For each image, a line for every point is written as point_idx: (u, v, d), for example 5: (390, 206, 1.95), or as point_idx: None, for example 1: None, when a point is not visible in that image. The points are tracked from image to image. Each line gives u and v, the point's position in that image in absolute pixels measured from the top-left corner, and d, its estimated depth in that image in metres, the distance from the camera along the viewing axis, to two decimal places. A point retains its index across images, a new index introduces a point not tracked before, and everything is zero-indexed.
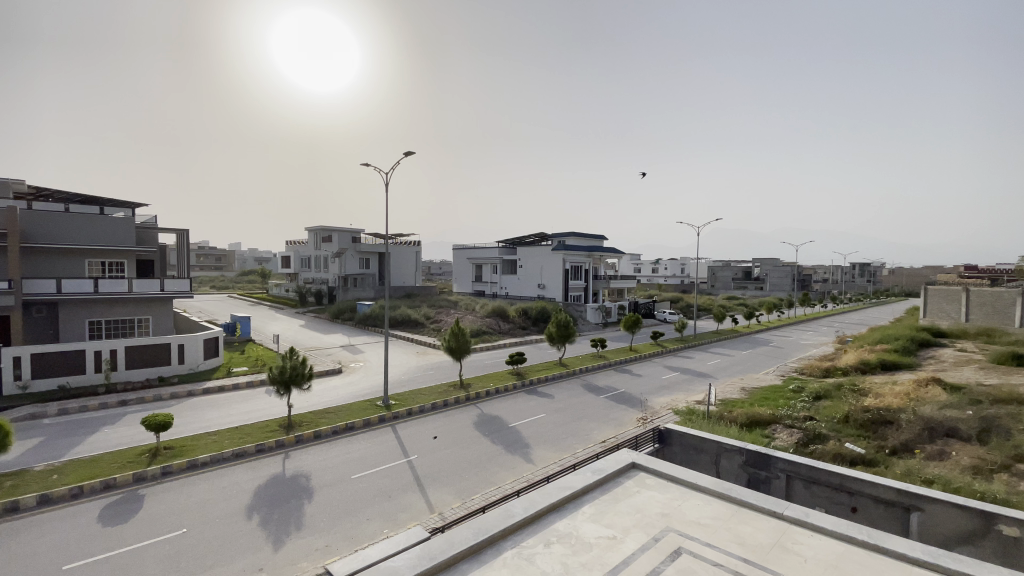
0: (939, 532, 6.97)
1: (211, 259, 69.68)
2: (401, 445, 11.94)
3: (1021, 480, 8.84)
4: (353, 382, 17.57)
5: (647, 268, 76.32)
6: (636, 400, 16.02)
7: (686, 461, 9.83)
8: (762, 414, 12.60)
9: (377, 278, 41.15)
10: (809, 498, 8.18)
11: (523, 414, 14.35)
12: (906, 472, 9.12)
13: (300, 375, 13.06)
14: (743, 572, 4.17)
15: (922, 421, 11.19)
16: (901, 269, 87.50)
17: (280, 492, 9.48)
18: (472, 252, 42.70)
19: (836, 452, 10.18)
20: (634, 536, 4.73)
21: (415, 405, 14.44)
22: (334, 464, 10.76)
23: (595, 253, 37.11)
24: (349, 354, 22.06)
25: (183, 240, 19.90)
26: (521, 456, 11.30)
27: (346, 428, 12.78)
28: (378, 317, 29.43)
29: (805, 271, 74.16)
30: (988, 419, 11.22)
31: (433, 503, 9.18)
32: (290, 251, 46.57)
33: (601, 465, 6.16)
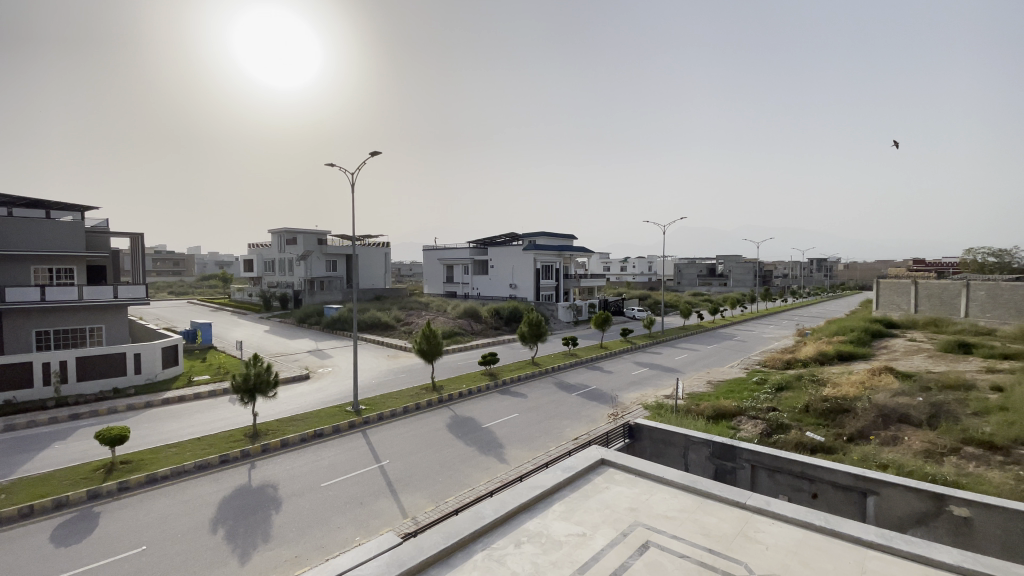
0: (893, 514, 7.30)
1: (169, 264, 67.17)
2: (373, 450, 11.71)
3: (968, 462, 9.35)
4: (322, 387, 17.20)
5: (616, 266, 77.48)
6: (607, 396, 16.21)
7: (655, 454, 10.01)
8: (728, 406, 12.92)
9: (345, 281, 40.39)
10: (772, 486, 8.44)
11: (496, 414, 14.31)
12: (862, 457, 9.52)
13: (265, 382, 12.64)
14: (709, 563, 4.23)
15: (876, 408, 11.71)
16: (856, 265, 91.59)
17: (247, 503, 9.16)
18: (442, 253, 42.35)
19: (798, 440, 10.53)
20: (603, 532, 4.76)
21: (386, 409, 14.19)
22: (303, 473, 10.46)
23: (565, 253, 37.37)
24: (317, 359, 21.57)
25: (137, 245, 19.04)
26: (494, 457, 11.25)
27: (314, 435, 12.46)
28: (347, 320, 28.86)
29: (766, 267, 76.78)
30: (937, 404, 11.83)
31: (406, 508, 9.03)
32: (253, 255, 45.18)
33: (571, 462, 6.19)
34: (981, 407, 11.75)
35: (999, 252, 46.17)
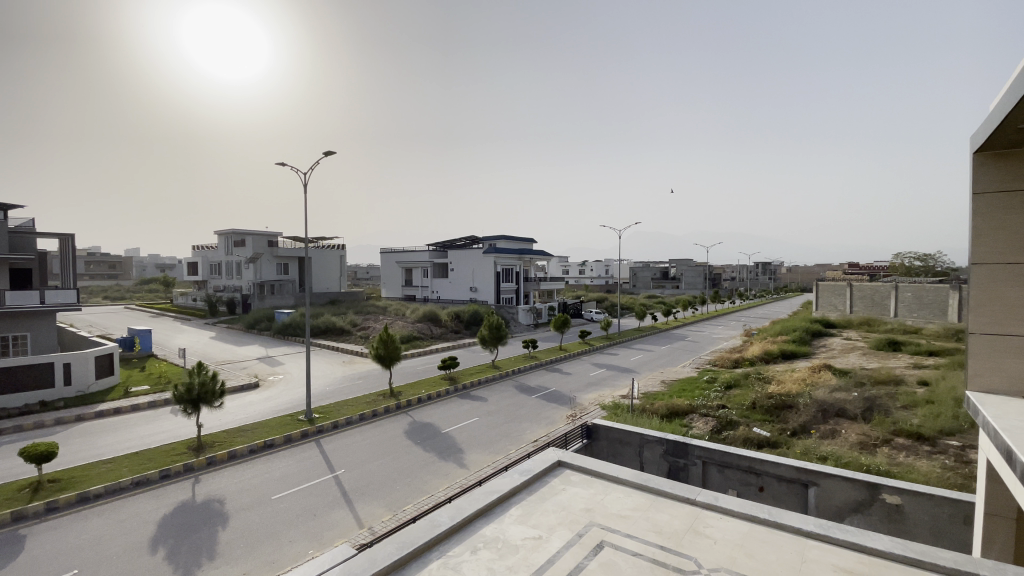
0: (832, 503, 7.71)
1: (103, 267, 62.69)
2: (326, 460, 11.32)
3: (898, 452, 10.03)
4: (273, 396, 16.50)
5: (575, 269, 78.53)
6: (566, 398, 16.38)
7: (612, 454, 10.21)
8: (681, 404, 13.34)
9: (297, 284, 38.98)
10: (722, 482, 8.74)
11: (455, 419, 14.15)
12: (804, 451, 10.03)
13: (210, 392, 11.97)
14: (661, 559, 4.32)
15: (817, 403, 12.39)
16: (798, 267, 96.97)
17: (191, 520, 8.64)
18: (400, 255, 41.64)
19: (745, 436, 10.98)
20: (559, 534, 4.78)
21: (341, 417, 13.77)
22: (251, 486, 9.98)
23: (525, 256, 37.59)
24: (268, 367, 20.67)
25: (68, 246, 17.70)
26: (454, 462, 11.11)
27: (264, 446, 11.93)
28: (299, 325, 27.86)
29: (716, 270, 79.96)
30: (870, 398, 12.64)
31: (362, 518, 8.77)
32: (198, 257, 42.90)
33: (527, 465, 6.18)
34: (909, 401, 12.64)
35: (924, 256, 50.00)
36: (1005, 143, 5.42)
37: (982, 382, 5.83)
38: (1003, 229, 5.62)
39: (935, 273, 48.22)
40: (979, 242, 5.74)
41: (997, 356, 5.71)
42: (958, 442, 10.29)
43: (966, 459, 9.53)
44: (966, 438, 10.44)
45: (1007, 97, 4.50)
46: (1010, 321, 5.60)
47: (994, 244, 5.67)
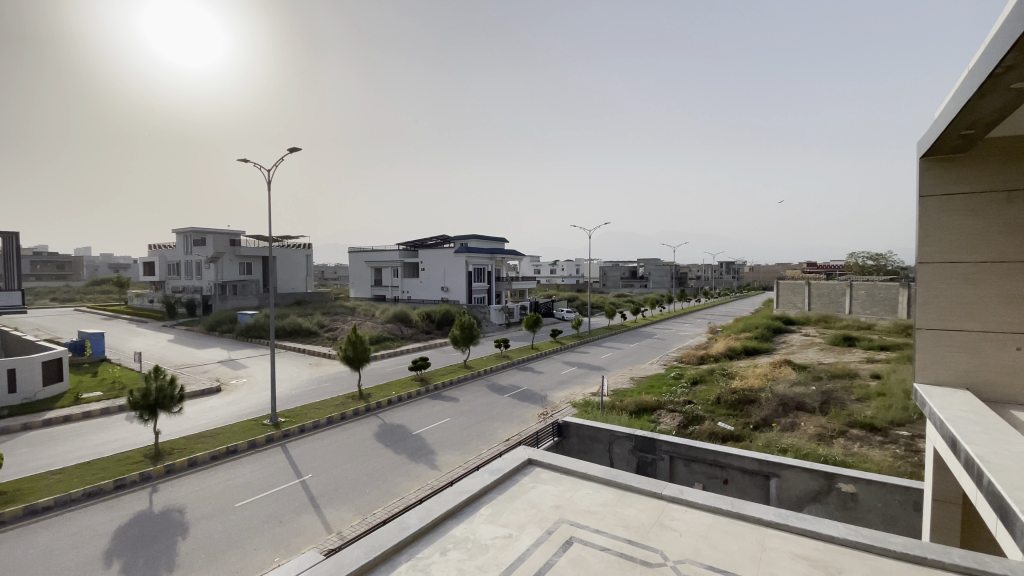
0: (792, 494, 8.02)
1: (51, 267, 59.32)
2: (293, 465, 11.03)
3: (853, 443, 10.51)
4: (236, 400, 15.97)
5: (546, 269, 79.28)
6: (538, 396, 16.46)
7: (582, 451, 10.34)
8: (649, 401, 13.60)
9: (261, 285, 37.83)
10: (689, 476, 8.96)
11: (426, 420, 14.02)
12: (766, 443, 10.40)
13: (168, 397, 11.48)
14: (629, 553, 4.39)
15: (778, 398, 12.86)
16: (759, 266, 100.70)
17: (148, 531, 8.26)
18: (369, 255, 40.96)
19: (710, 430, 11.30)
20: (529, 531, 4.80)
21: (308, 421, 13.44)
22: (213, 494, 9.62)
23: (497, 255, 37.65)
24: (230, 370, 20.00)
25: (12, 246, 16.70)
26: (425, 464, 11.01)
27: (227, 452, 11.53)
28: (264, 327, 27.09)
29: (683, 270, 82.00)
30: (827, 392, 13.21)
31: (331, 523, 8.59)
32: (155, 257, 41.11)
33: (498, 464, 6.18)
34: (862, 393, 13.27)
35: (876, 256, 52.59)
36: (948, 149, 5.74)
37: (928, 374, 6.17)
38: (947, 230, 5.96)
39: (886, 272, 50.82)
40: (926, 242, 6.06)
41: (942, 350, 6.04)
42: (908, 432, 10.85)
43: (915, 448, 10.07)
44: (914, 428, 11.04)
45: (951, 105, 4.76)
46: (953, 317, 5.95)
47: (939, 244, 5.99)
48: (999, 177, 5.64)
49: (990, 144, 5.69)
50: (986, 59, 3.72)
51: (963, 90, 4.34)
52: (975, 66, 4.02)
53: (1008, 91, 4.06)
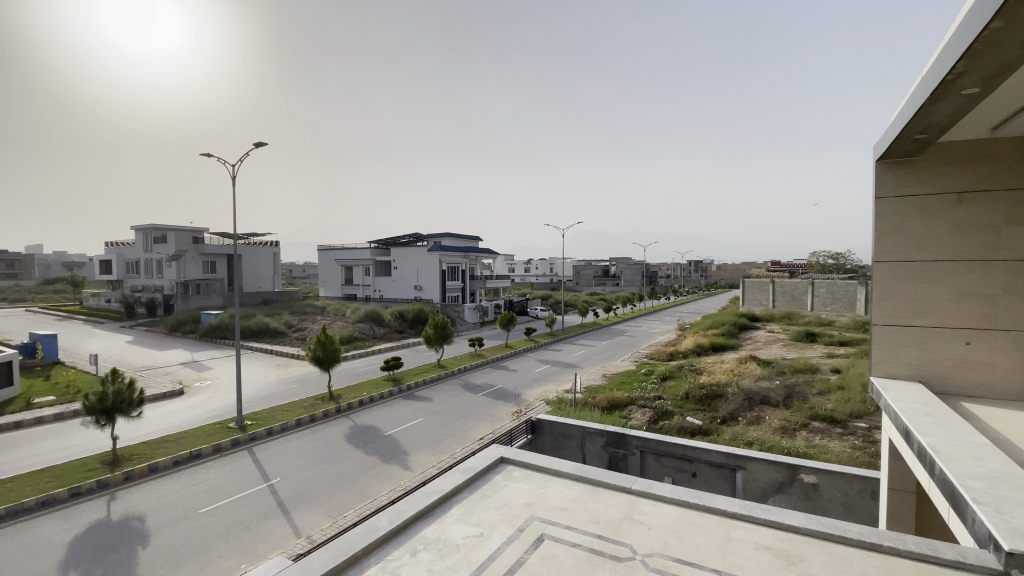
0: (757, 485, 8.27)
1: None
2: (261, 469, 10.73)
3: (814, 435, 10.92)
4: (200, 403, 15.44)
5: (520, 268, 79.55)
6: (511, 394, 16.49)
7: (555, 448, 10.42)
8: (621, 397, 13.80)
9: (226, 283, 36.64)
10: (659, 470, 9.13)
11: (399, 420, 13.85)
12: (733, 437, 10.70)
13: (127, 401, 11.00)
14: (599, 548, 4.44)
15: (744, 392, 13.23)
16: (726, 266, 103.44)
17: (106, 540, 7.90)
18: (340, 253, 40.19)
19: (680, 425, 11.55)
20: (501, 530, 4.79)
21: (276, 423, 13.10)
22: (176, 500, 9.27)
23: (471, 254, 37.56)
24: (194, 372, 19.31)
25: None
26: (397, 464, 10.87)
27: (190, 457, 11.13)
28: (229, 327, 26.27)
29: (654, 269, 83.49)
30: (790, 386, 13.66)
31: (300, 527, 8.39)
32: (112, 254, 39.34)
33: (469, 463, 6.15)
34: (823, 387, 13.78)
35: (836, 255, 54.82)
36: (903, 153, 6.00)
37: (884, 368, 6.46)
38: (901, 230, 6.23)
39: (845, 270, 52.88)
40: (882, 242, 6.33)
41: (897, 345, 6.33)
42: (865, 423, 11.33)
43: (872, 439, 10.52)
44: (871, 419, 11.53)
45: (905, 110, 4.97)
46: (906, 313, 6.23)
47: (894, 244, 6.27)
48: (949, 180, 5.93)
49: (941, 148, 5.97)
50: (938, 66, 3.90)
51: (917, 96, 4.54)
52: (927, 73, 4.21)
53: (957, 97, 4.27)
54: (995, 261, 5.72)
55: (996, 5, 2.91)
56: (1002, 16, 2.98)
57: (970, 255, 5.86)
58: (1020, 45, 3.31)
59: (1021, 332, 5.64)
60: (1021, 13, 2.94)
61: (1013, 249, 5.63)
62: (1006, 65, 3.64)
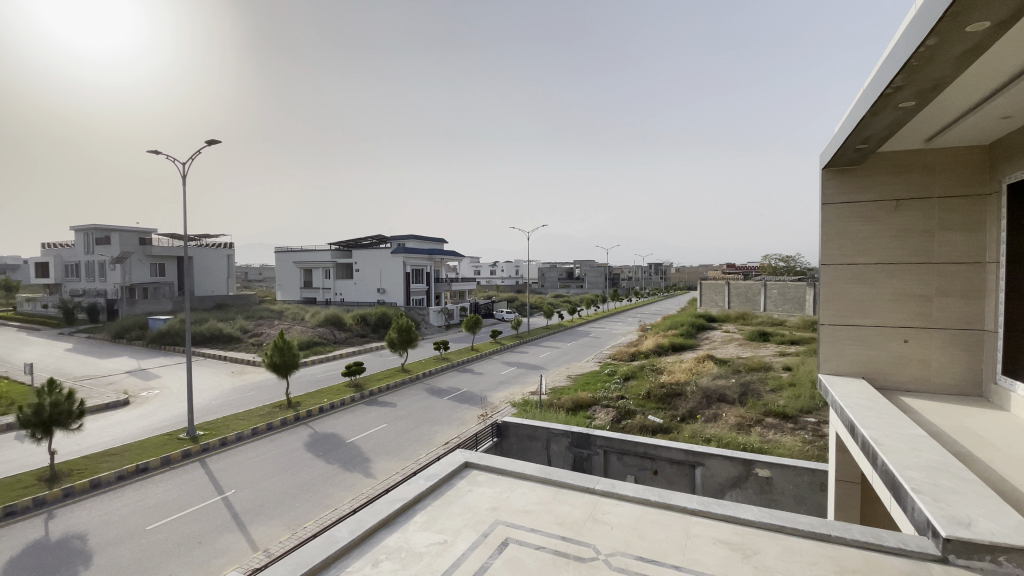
0: (715, 481, 8.56)
1: None
2: (214, 481, 10.25)
3: (768, 430, 11.36)
4: (148, 414, 14.63)
5: (485, 270, 79.38)
6: (476, 398, 16.41)
7: (520, 450, 10.43)
8: (585, 397, 13.98)
9: (176, 287, 34.89)
10: (622, 469, 9.30)
11: (361, 426, 13.54)
12: (692, 434, 11.01)
13: (66, 413, 10.29)
14: (562, 550, 4.46)
15: (702, 391, 13.64)
16: (685, 267, 106.73)
17: (41, 562, 7.35)
18: (298, 255, 38.97)
19: (642, 424, 11.80)
20: (464, 536, 4.75)
21: (231, 433, 12.56)
22: (120, 517, 8.73)
23: (435, 256, 37.27)
24: (140, 381, 18.27)
25: None
26: (360, 472, 10.62)
27: (137, 470, 10.52)
28: (180, 333, 25.03)
29: (616, 271, 85.11)
30: (746, 384, 14.17)
31: (256, 540, 8.07)
32: (48, 257, 36.81)
33: (433, 469, 6.06)
34: (776, 384, 14.38)
35: (787, 258, 57.53)
36: (846, 162, 6.34)
37: (830, 365, 6.80)
38: (844, 235, 6.59)
39: (794, 273, 55.52)
40: (828, 246, 6.68)
41: (842, 343, 6.67)
42: (814, 418, 11.90)
43: (821, 433, 11.05)
44: (819, 414, 12.11)
45: (849, 121, 5.25)
46: (850, 313, 6.59)
47: (840, 247, 6.60)
48: (888, 187, 6.31)
49: (880, 158, 6.35)
50: (879, 80, 4.14)
51: (859, 108, 4.80)
52: (868, 86, 4.46)
53: (896, 109, 4.54)
54: (929, 264, 6.12)
55: (931, 24, 3.10)
56: (936, 34, 3.18)
57: (908, 258, 6.24)
58: (951, 62, 3.55)
59: (953, 330, 6.04)
60: (954, 31, 3.15)
61: (945, 252, 6.04)
62: (939, 81, 3.89)
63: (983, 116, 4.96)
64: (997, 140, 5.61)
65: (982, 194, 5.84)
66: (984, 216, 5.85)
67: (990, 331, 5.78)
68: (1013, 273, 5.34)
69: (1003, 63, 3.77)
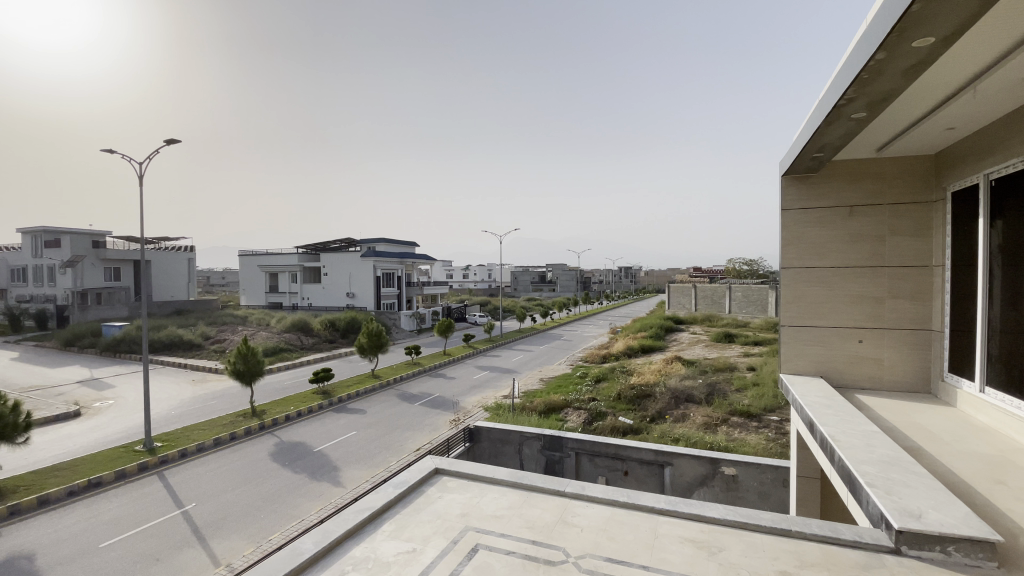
0: (683, 480, 8.72)
1: None
2: (173, 495, 9.81)
3: (733, 429, 11.67)
4: (101, 425, 13.92)
5: (458, 273, 78.98)
6: (448, 402, 16.28)
7: (492, 454, 10.40)
8: (557, 400, 14.05)
9: (132, 292, 33.45)
10: (593, 471, 9.37)
11: (329, 434, 13.23)
12: (661, 434, 11.20)
13: (11, 427, 9.69)
14: (532, 554, 4.45)
15: (670, 391, 13.91)
16: (653, 271, 109.11)
17: None
18: (264, 259, 37.93)
19: (613, 425, 11.94)
20: (434, 543, 4.69)
21: (192, 443, 12.08)
22: (70, 535, 8.25)
23: (407, 260, 36.89)
24: (93, 391, 17.37)
25: None
26: (328, 481, 10.37)
27: (90, 485, 9.98)
28: (136, 340, 23.98)
29: (587, 274, 86.22)
30: (712, 385, 14.53)
31: (218, 555, 7.77)
32: None
33: (402, 476, 5.96)
34: (741, 384, 14.80)
35: (750, 262, 59.49)
36: (803, 170, 6.61)
37: (791, 365, 7.04)
38: (803, 240, 6.83)
39: (757, 276, 57.55)
40: (788, 251, 6.91)
41: (801, 344, 6.92)
42: (777, 417, 12.28)
43: (783, 431, 11.42)
44: (781, 413, 12.53)
45: (805, 130, 5.46)
46: (809, 315, 6.83)
47: (799, 252, 6.83)
48: (843, 195, 6.60)
49: (836, 166, 6.63)
50: (833, 92, 4.33)
51: (815, 118, 4.99)
52: (823, 97, 4.65)
53: (848, 120, 4.75)
54: (881, 268, 6.41)
55: (879, 40, 3.26)
56: (884, 49, 3.35)
57: (862, 262, 6.52)
58: (898, 76, 3.75)
59: (904, 330, 6.34)
60: (902, 46, 3.31)
61: (895, 257, 6.34)
62: (887, 94, 4.10)
63: (929, 127, 5.24)
64: (942, 150, 5.94)
65: (928, 201, 6.17)
66: (931, 221, 6.18)
67: (937, 331, 6.10)
68: (957, 276, 5.65)
69: (946, 77, 3.99)
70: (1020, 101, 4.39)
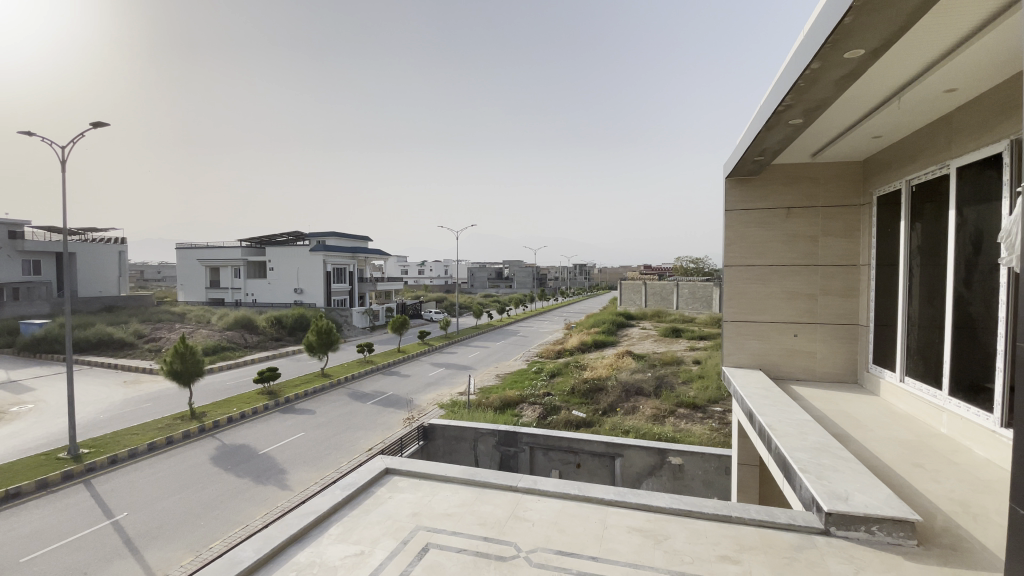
0: (633, 470, 8.97)
1: None
2: (102, 504, 9.13)
3: (680, 419, 12.13)
4: (17, 432, 12.76)
5: (413, 269, 77.77)
6: (403, 401, 16.01)
7: (446, 451, 10.32)
8: (513, 396, 14.12)
9: (55, 286, 30.90)
10: (547, 464, 9.49)
11: (276, 436, 12.72)
12: (613, 426, 11.51)
13: None
14: (484, 551, 4.44)
15: (622, 385, 14.29)
16: (606, 270, 111.75)
17: None
18: (204, 253, 35.90)
19: (566, 419, 12.12)
20: (383, 545, 4.59)
21: (123, 449, 11.29)
22: None
23: (359, 255, 36.00)
24: (7, 395, 15.89)
25: None
26: (274, 485, 9.97)
27: (5, 497, 9.14)
28: (59, 339, 22.16)
29: (543, 270, 86.88)
30: (661, 378, 15.02)
31: (152, 566, 7.32)
32: None
33: (351, 477, 5.80)
34: (687, 377, 15.38)
35: (697, 260, 62.15)
36: (745, 172, 6.90)
37: (733, 359, 7.37)
38: (744, 239, 7.14)
39: (702, 274, 59.95)
40: (731, 249, 7.20)
41: (742, 338, 7.25)
42: (720, 407, 12.85)
43: (725, 421, 11.97)
44: (724, 404, 13.12)
45: (748, 134, 5.70)
46: (749, 311, 7.16)
47: (741, 250, 7.14)
48: (781, 197, 6.95)
49: (775, 169, 6.97)
50: (772, 98, 4.54)
51: (756, 123, 5.23)
52: (764, 103, 4.86)
53: (786, 126, 4.99)
54: (815, 266, 6.81)
55: (815, 49, 3.44)
56: (819, 58, 3.54)
57: (798, 261, 6.90)
58: (831, 84, 3.97)
59: (835, 324, 6.76)
60: (834, 57, 3.51)
61: (827, 256, 6.75)
62: (822, 101, 4.33)
63: (858, 135, 5.60)
64: (868, 157, 6.37)
65: (857, 204, 6.60)
66: (858, 223, 6.61)
67: (863, 325, 6.55)
68: (881, 275, 6.08)
69: (871, 88, 4.27)
70: (937, 112, 4.76)
